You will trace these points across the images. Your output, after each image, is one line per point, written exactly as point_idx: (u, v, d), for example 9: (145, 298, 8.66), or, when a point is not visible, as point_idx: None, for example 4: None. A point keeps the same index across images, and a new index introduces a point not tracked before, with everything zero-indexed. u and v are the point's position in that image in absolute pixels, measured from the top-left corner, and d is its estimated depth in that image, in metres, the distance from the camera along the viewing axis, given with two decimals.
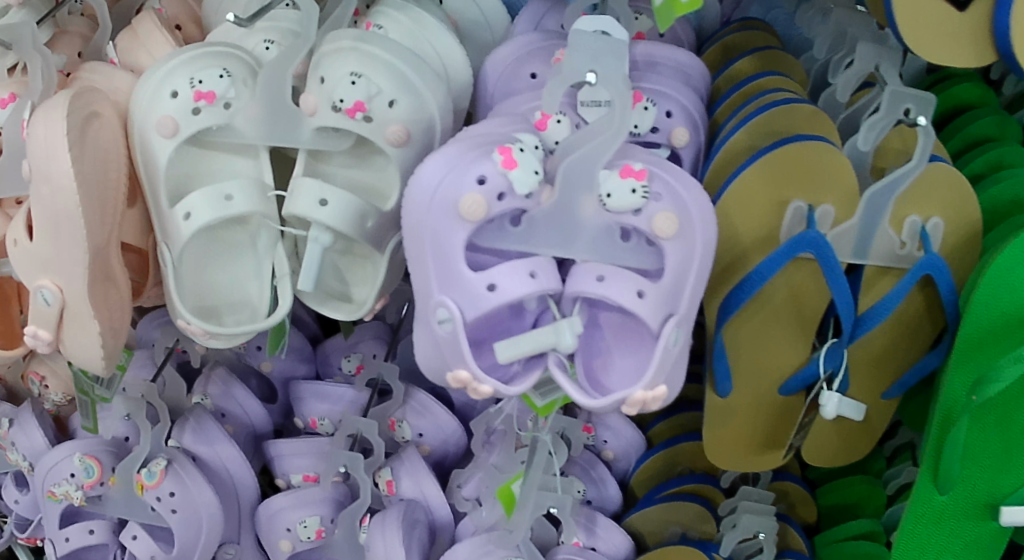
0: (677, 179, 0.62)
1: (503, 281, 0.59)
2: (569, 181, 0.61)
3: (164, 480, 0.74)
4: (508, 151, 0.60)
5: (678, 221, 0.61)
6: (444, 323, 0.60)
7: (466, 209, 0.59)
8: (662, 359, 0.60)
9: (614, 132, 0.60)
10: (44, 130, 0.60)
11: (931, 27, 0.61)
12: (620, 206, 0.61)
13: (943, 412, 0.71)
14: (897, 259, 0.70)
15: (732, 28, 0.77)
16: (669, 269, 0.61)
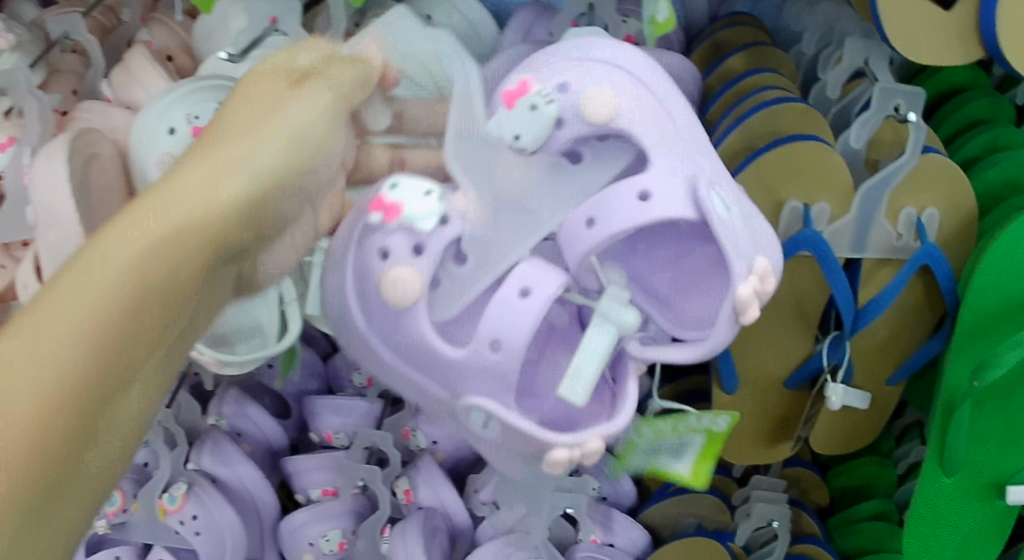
0: (605, 60, 0.56)
1: (505, 333, 0.51)
2: (472, 175, 0.55)
3: (186, 503, 0.76)
4: (382, 200, 0.54)
5: (609, 89, 0.55)
6: (488, 423, 0.53)
7: (399, 285, 0.53)
8: (725, 235, 0.51)
9: (463, 79, 0.56)
10: (46, 176, 0.60)
11: (919, 29, 0.64)
12: (537, 131, 0.55)
13: (947, 399, 0.71)
14: (895, 250, 0.71)
15: (724, 21, 0.75)
16: (649, 142, 0.54)
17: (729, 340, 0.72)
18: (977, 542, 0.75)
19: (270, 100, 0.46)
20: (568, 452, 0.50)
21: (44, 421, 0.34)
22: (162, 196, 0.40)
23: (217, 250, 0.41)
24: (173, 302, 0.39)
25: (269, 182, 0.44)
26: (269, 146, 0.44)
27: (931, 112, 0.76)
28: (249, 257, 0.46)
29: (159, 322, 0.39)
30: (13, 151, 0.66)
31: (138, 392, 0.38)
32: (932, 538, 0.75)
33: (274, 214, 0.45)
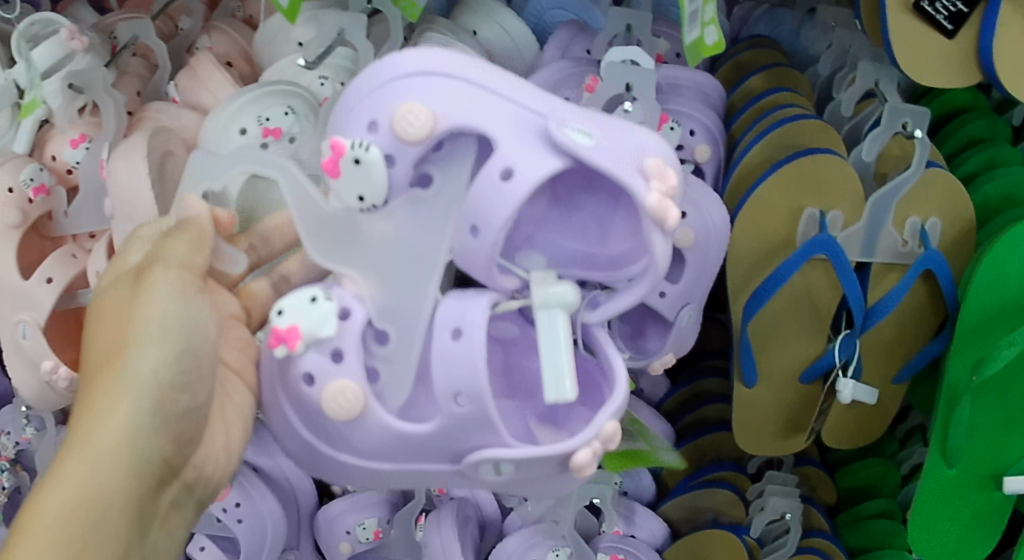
0: (373, 82, 0.52)
1: (459, 381, 0.50)
2: (353, 255, 0.54)
3: (229, 491, 0.77)
4: (276, 331, 0.51)
5: (415, 98, 0.50)
6: (500, 470, 0.52)
7: (342, 402, 0.51)
8: (606, 153, 0.50)
9: (280, 169, 0.54)
10: (127, 171, 0.64)
11: (924, 55, 0.71)
12: (376, 186, 0.51)
13: (949, 392, 0.77)
14: (900, 256, 0.77)
15: (744, 45, 0.83)
16: (488, 126, 0.51)
17: (750, 336, 0.77)
18: (976, 533, 0.80)
19: (130, 290, 0.53)
20: (590, 449, 0.51)
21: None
22: (74, 445, 0.48)
23: (160, 467, 0.50)
24: (125, 513, 0.47)
25: (166, 373, 0.51)
26: (141, 355, 0.51)
27: (935, 130, 0.84)
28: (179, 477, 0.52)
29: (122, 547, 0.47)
30: (87, 144, 0.71)
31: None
32: (936, 528, 0.80)
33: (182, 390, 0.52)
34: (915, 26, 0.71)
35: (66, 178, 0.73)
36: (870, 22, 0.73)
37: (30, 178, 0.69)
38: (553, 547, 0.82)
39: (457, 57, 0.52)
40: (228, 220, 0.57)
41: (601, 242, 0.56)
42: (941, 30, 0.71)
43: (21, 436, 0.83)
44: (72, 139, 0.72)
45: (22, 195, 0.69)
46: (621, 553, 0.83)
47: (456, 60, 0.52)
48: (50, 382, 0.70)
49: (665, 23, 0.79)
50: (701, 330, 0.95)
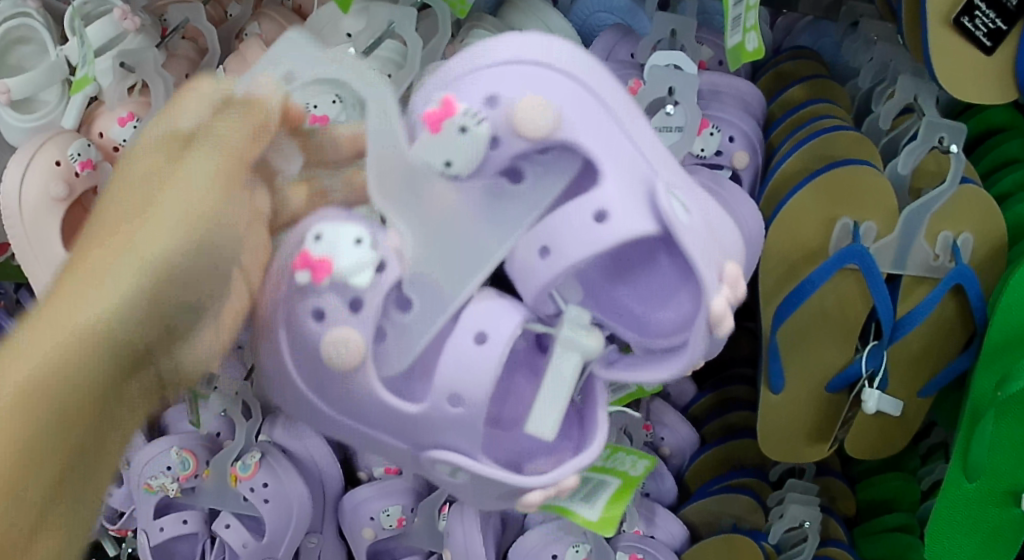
0: (503, 60, 0.53)
1: (461, 387, 0.51)
2: (410, 205, 0.52)
3: (258, 471, 0.79)
4: (307, 257, 0.50)
5: (541, 95, 0.52)
6: (455, 474, 0.53)
7: (336, 350, 0.50)
8: (700, 243, 0.50)
9: (376, 99, 0.52)
10: None
11: (964, 70, 0.72)
12: (468, 156, 0.52)
13: (972, 408, 0.77)
14: (931, 269, 0.78)
15: (785, 56, 0.84)
16: (593, 145, 0.52)
17: (779, 342, 0.78)
18: (994, 549, 0.80)
19: (160, 173, 0.48)
20: (545, 491, 0.52)
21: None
22: (52, 319, 0.43)
23: (137, 352, 0.45)
24: (109, 379, 0.43)
25: (174, 266, 0.45)
26: (155, 234, 0.45)
27: (972, 147, 0.85)
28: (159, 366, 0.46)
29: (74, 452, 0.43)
30: (136, 123, 0.72)
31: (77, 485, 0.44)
32: (951, 543, 0.80)
33: (174, 266, 0.45)
34: (957, 42, 0.72)
35: (112, 155, 0.74)
36: (911, 37, 0.74)
37: (77, 152, 0.71)
38: (574, 542, 0.83)
39: (589, 64, 0.54)
40: (299, 112, 0.52)
41: (636, 296, 0.56)
42: (980, 47, 0.72)
43: None
44: (121, 118, 0.73)
45: (69, 168, 0.70)
46: (639, 553, 0.83)
47: (597, 76, 0.54)
48: None
49: (710, 29, 0.80)
50: (728, 338, 0.95)
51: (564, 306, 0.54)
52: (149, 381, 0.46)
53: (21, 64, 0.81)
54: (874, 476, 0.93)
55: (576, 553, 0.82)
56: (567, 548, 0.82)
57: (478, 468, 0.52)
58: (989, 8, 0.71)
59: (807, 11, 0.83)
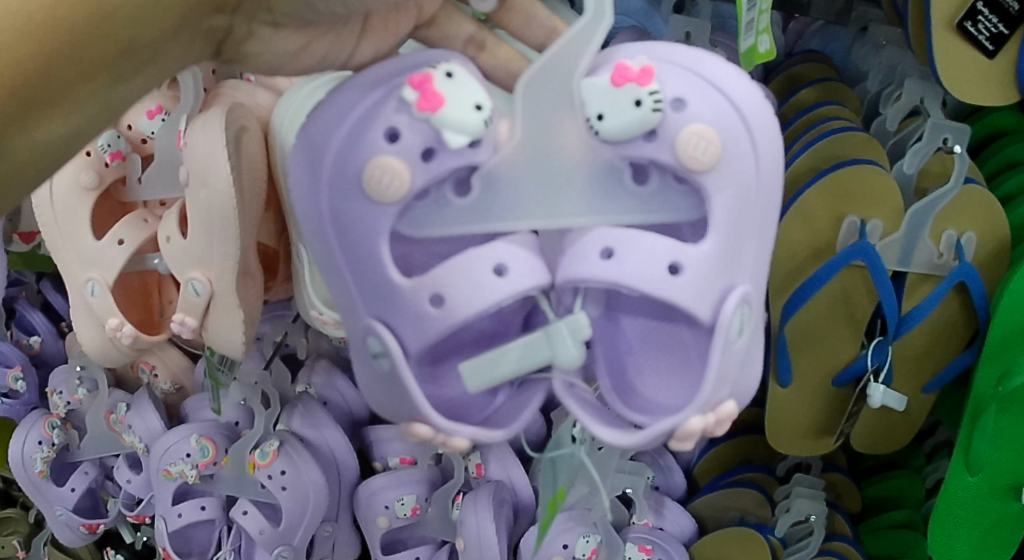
0: (705, 76, 0.52)
1: (450, 291, 0.51)
2: (534, 110, 0.51)
3: (276, 459, 0.80)
4: (428, 83, 0.50)
5: (716, 133, 0.52)
6: (379, 357, 0.53)
7: (377, 189, 0.51)
8: (724, 361, 0.52)
9: (587, 24, 0.50)
10: (203, 140, 0.65)
11: (966, 74, 0.74)
12: (619, 122, 0.51)
13: (973, 404, 0.79)
14: (935, 267, 0.80)
15: (797, 58, 0.86)
16: (718, 212, 0.53)
17: (787, 336, 0.81)
18: (997, 544, 0.81)
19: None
20: (432, 432, 0.51)
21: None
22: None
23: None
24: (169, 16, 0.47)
25: None
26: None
27: (977, 151, 0.87)
28: (248, 18, 0.50)
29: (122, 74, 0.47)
30: (163, 117, 0.72)
31: (113, 80, 0.47)
32: (953, 539, 0.81)
33: (282, 7, 0.49)
34: (960, 46, 0.74)
35: (141, 148, 0.74)
36: (916, 40, 0.77)
37: (107, 144, 0.71)
38: (584, 532, 0.84)
39: (769, 131, 0.54)
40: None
41: (639, 368, 0.57)
42: (982, 50, 0.75)
43: (72, 397, 0.86)
44: (149, 111, 0.72)
45: (99, 158, 0.72)
46: (649, 545, 0.85)
47: (770, 152, 0.54)
48: (114, 339, 0.72)
49: (723, 32, 0.82)
50: None
51: (580, 306, 0.54)
52: (209, 29, 0.50)
53: None
54: (881, 473, 0.95)
55: (586, 544, 0.84)
56: (577, 539, 0.83)
57: (404, 374, 0.51)
58: (992, 13, 0.74)
59: (819, 15, 0.83)
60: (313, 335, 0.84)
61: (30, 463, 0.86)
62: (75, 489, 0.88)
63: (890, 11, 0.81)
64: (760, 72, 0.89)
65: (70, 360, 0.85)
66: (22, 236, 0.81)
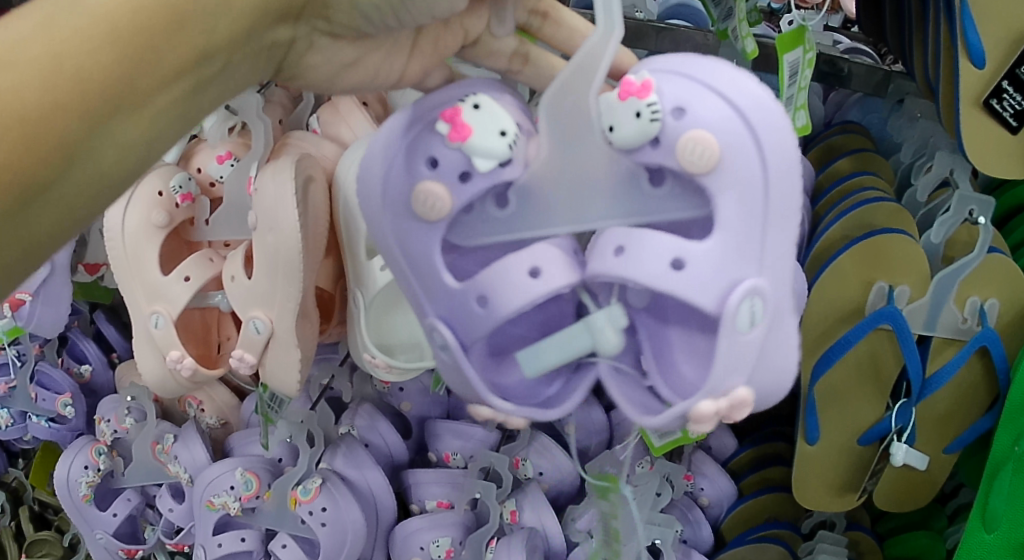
0: (695, 75, 0.50)
1: (491, 288, 0.51)
2: (558, 127, 0.50)
3: (318, 496, 0.81)
4: (457, 115, 0.50)
5: (715, 141, 0.48)
6: (442, 349, 0.52)
7: (423, 206, 0.51)
8: (507, 275, 0.51)
9: (605, 32, 0.48)
10: (270, 186, 0.69)
11: (991, 147, 0.78)
12: (630, 137, 0.49)
13: (994, 461, 0.82)
14: (959, 332, 0.83)
15: (835, 130, 0.92)
16: (727, 213, 0.49)
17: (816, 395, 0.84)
18: None
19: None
20: (491, 413, 0.52)
21: (95, 88, 0.42)
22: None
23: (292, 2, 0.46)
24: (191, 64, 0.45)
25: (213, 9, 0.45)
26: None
27: (1003, 223, 0.90)
28: (309, 28, 0.49)
29: (167, 66, 0.44)
30: (233, 162, 0.77)
31: (195, 88, 0.46)
32: None
33: (341, 16, 0.48)
34: (986, 122, 0.78)
35: (209, 190, 0.79)
36: (944, 113, 0.81)
37: (179, 185, 0.75)
38: None
39: (778, 131, 0.49)
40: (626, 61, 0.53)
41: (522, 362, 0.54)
42: (1005, 125, 0.79)
43: (120, 425, 0.89)
44: (220, 156, 0.78)
45: (170, 199, 0.75)
46: None
47: (785, 184, 0.50)
48: (173, 370, 0.75)
49: None
50: (767, 396, 0.97)
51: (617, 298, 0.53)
52: (272, 43, 0.48)
53: None
54: (903, 534, 0.96)
55: None
56: None
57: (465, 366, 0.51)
58: (1017, 91, 0.77)
59: (858, 87, 0.88)
60: (358, 379, 0.87)
61: (76, 486, 0.90)
62: (117, 514, 0.91)
63: (922, 85, 0.84)
64: (800, 143, 0.95)
65: (121, 389, 0.89)
66: (87, 267, 0.86)
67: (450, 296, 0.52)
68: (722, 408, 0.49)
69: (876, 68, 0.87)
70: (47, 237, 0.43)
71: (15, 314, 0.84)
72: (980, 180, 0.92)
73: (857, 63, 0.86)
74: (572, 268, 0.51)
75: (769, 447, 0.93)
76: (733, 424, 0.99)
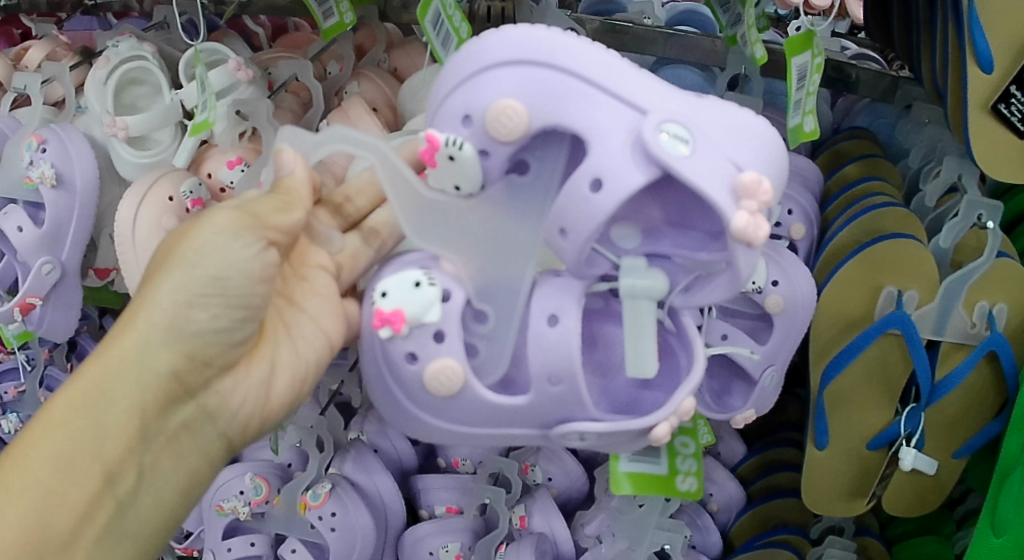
0: (460, 77, 0.54)
1: (548, 363, 0.56)
2: (444, 235, 0.59)
3: (327, 501, 0.81)
4: (382, 313, 0.56)
5: (518, 100, 0.52)
6: (584, 436, 0.58)
7: (445, 384, 0.56)
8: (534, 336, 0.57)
9: (378, 154, 0.58)
10: None
11: (1001, 153, 0.78)
12: (469, 176, 0.55)
13: (1004, 465, 0.81)
14: (968, 336, 0.83)
15: (844, 135, 0.92)
16: (582, 127, 0.52)
17: (824, 401, 0.84)
18: None
19: (192, 227, 0.59)
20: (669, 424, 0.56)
21: (55, 500, 0.52)
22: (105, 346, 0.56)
23: (171, 384, 0.57)
24: (127, 435, 0.55)
25: (112, 371, 0.55)
26: (181, 280, 0.57)
27: (1012, 228, 0.90)
28: (199, 404, 0.59)
29: (92, 477, 0.53)
30: (244, 168, 0.77)
31: (118, 513, 0.55)
32: None
33: (210, 352, 0.58)
34: (995, 127, 0.78)
35: (218, 195, 0.79)
36: (953, 119, 0.80)
37: (190, 191, 0.76)
38: None
39: (536, 36, 0.52)
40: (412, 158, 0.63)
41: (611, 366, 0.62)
42: (1015, 131, 0.78)
43: None
44: (230, 161, 0.77)
45: (180, 204, 0.76)
46: None
47: (587, 56, 0.52)
48: None
49: (775, 110, 0.87)
50: (776, 401, 0.98)
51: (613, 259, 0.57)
52: (178, 423, 0.58)
53: (133, 103, 0.86)
54: (911, 539, 0.96)
55: None
56: None
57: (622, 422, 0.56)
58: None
59: (866, 92, 0.88)
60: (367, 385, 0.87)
61: None
62: None
63: (930, 90, 0.85)
64: (809, 148, 0.95)
65: None
66: (97, 272, 0.87)
67: (516, 408, 0.58)
68: (752, 209, 0.51)
69: (883, 74, 0.87)
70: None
71: (25, 320, 0.84)
72: (988, 185, 0.92)
73: (864, 69, 0.87)
74: (564, 289, 0.58)
75: (778, 452, 0.94)
76: (743, 429, 0.99)
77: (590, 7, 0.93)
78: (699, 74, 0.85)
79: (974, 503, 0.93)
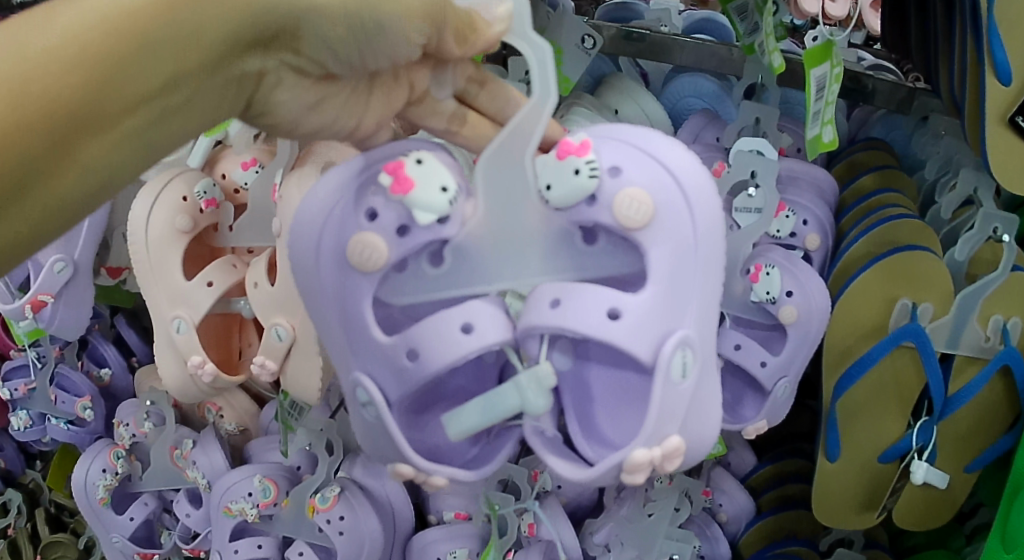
0: (646, 149, 0.56)
1: (424, 348, 0.54)
2: (495, 193, 0.55)
3: (335, 505, 0.81)
4: (400, 168, 0.54)
5: (648, 196, 0.55)
6: (367, 407, 0.56)
7: (364, 259, 0.55)
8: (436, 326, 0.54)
9: (538, 103, 0.53)
10: (295, 192, 0.68)
11: (1018, 166, 0.78)
12: (568, 196, 0.55)
13: (1016, 481, 0.81)
14: (982, 350, 0.83)
15: (860, 146, 0.91)
16: (655, 264, 0.55)
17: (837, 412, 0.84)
18: None
19: None
20: (414, 472, 0.55)
21: (100, 93, 0.42)
22: None
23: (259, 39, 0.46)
24: (207, 60, 0.45)
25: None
26: None
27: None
28: (278, 61, 0.48)
29: (148, 82, 0.44)
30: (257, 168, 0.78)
31: (162, 119, 0.46)
32: None
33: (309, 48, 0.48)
34: (1013, 139, 0.78)
35: (233, 196, 0.80)
36: (971, 130, 0.80)
37: (203, 191, 0.76)
38: None
39: (710, 207, 0.56)
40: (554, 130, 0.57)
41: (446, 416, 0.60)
42: None
43: (138, 429, 0.91)
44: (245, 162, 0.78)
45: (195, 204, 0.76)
46: None
47: (712, 246, 0.56)
48: (194, 375, 0.76)
49: (790, 120, 0.87)
50: (788, 413, 0.97)
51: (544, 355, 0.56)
52: (240, 73, 0.47)
53: None
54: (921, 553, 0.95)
55: None
56: None
57: (390, 425, 0.55)
58: None
59: (882, 103, 0.87)
60: None
61: (94, 488, 0.92)
62: (134, 518, 0.94)
63: (947, 101, 0.84)
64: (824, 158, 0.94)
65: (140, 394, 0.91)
66: (109, 271, 0.87)
67: (373, 340, 0.56)
68: (654, 455, 0.53)
69: (900, 84, 0.87)
70: (41, 228, 0.43)
71: (36, 318, 0.84)
72: (1003, 198, 0.91)
73: (881, 80, 0.86)
74: (503, 327, 0.55)
75: (790, 462, 0.93)
76: (753, 440, 0.99)
77: (607, 14, 0.92)
78: (715, 82, 0.85)
79: (984, 517, 0.92)
